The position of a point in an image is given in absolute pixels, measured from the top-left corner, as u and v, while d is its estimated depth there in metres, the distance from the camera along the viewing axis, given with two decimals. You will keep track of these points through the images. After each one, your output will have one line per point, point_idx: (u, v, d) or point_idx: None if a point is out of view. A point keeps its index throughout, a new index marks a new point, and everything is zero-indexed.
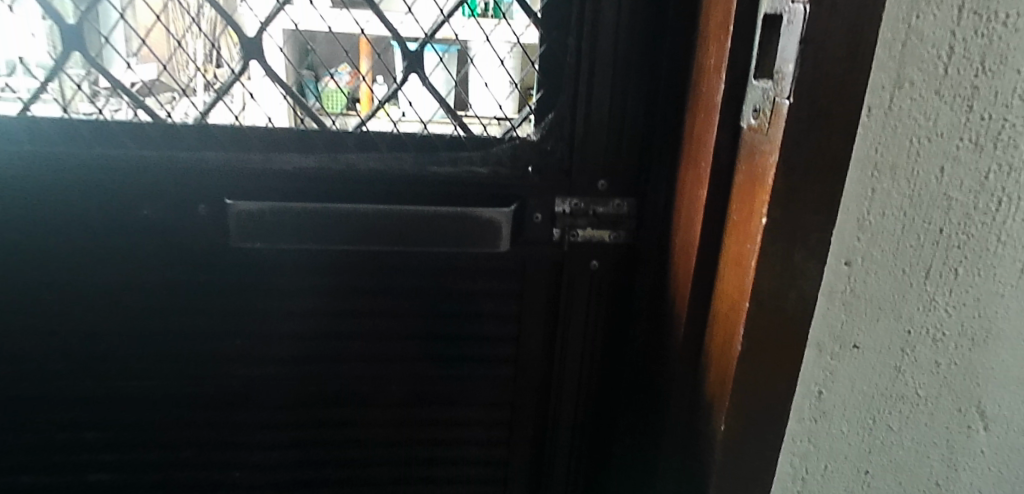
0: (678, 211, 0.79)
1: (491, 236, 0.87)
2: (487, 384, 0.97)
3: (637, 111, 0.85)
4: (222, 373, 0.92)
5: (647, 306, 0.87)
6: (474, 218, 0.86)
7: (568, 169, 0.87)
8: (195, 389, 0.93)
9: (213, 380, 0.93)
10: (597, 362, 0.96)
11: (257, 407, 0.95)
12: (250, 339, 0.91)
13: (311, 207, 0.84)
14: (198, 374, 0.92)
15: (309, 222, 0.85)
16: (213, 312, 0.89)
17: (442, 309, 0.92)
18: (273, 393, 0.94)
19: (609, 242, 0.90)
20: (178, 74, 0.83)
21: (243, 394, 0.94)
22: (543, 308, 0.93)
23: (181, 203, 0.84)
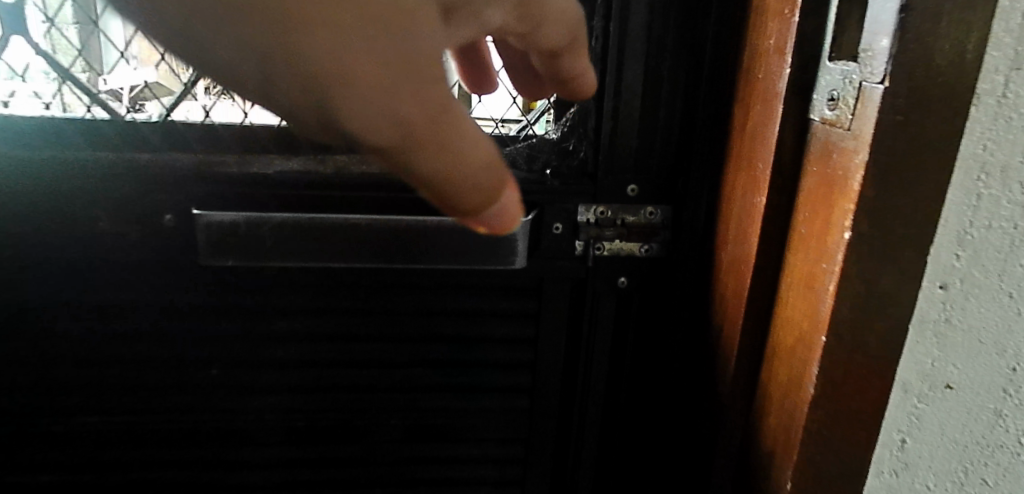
0: (724, 222, 0.67)
1: (505, 251, 0.74)
2: (498, 416, 0.86)
3: (674, 105, 0.73)
4: (199, 406, 0.82)
5: (686, 332, 0.75)
6: (483, 230, 0.73)
7: (592, 172, 0.75)
8: (167, 423, 0.82)
9: (190, 412, 0.82)
10: (625, 395, 0.84)
11: (239, 443, 0.84)
12: (230, 367, 0.81)
13: (292, 218, 0.71)
14: (172, 406, 0.81)
15: (291, 236, 0.72)
16: (188, 335, 0.78)
17: (448, 332, 0.82)
18: (257, 426, 0.83)
19: (640, 256, 0.78)
20: (178, 71, 0.73)
21: (222, 429, 0.83)
22: (563, 331, 0.82)
23: (144, 211, 0.72)
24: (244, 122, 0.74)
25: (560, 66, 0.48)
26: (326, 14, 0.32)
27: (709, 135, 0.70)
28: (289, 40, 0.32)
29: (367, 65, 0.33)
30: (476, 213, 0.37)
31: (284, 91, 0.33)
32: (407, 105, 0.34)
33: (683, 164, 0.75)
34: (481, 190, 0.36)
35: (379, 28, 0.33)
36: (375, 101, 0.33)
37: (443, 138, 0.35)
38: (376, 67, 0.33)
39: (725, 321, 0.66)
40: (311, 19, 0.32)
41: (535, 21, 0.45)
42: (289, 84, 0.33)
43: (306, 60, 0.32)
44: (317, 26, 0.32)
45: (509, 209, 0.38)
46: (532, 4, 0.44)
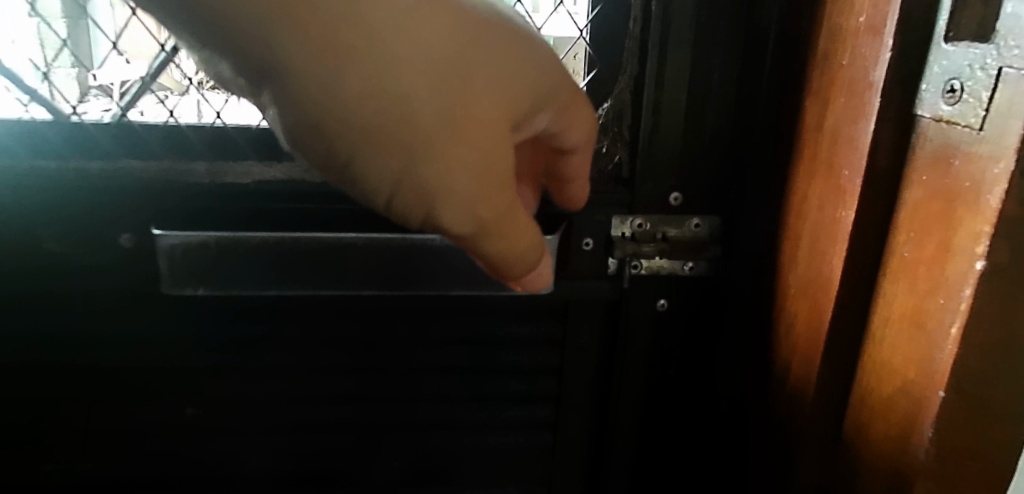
0: (790, 238, 0.56)
1: None
2: (516, 455, 0.75)
3: (723, 98, 0.61)
4: (169, 452, 0.70)
5: (730, 369, 0.66)
6: None
7: (627, 177, 0.64)
8: (140, 472, 0.70)
9: (165, 460, 0.70)
10: (664, 432, 0.73)
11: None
12: (206, 406, 0.69)
13: (268, 236, 0.59)
14: (136, 453, 0.70)
15: (269, 260, 0.60)
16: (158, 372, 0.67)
17: (459, 363, 0.71)
18: (245, 474, 0.72)
19: (684, 275, 0.67)
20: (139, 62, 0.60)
21: (203, 477, 0.72)
22: (591, 361, 0.71)
23: (100, 229, 0.60)
24: (215, 122, 0.61)
25: (569, 170, 0.53)
26: (441, 149, 0.38)
27: (767, 133, 0.59)
28: (411, 171, 0.38)
29: (470, 189, 0.39)
30: (523, 279, 0.48)
31: (401, 202, 0.39)
32: (491, 211, 0.41)
33: (733, 167, 0.63)
34: (534, 265, 0.46)
35: (479, 159, 0.39)
36: (471, 210, 0.40)
37: (515, 235, 0.43)
38: (473, 188, 0.39)
39: (794, 358, 0.55)
40: (429, 155, 0.38)
41: (567, 123, 0.48)
42: (409, 201, 0.39)
43: (422, 186, 0.38)
44: (434, 158, 0.38)
45: (545, 273, 0.49)
46: (571, 107, 0.48)
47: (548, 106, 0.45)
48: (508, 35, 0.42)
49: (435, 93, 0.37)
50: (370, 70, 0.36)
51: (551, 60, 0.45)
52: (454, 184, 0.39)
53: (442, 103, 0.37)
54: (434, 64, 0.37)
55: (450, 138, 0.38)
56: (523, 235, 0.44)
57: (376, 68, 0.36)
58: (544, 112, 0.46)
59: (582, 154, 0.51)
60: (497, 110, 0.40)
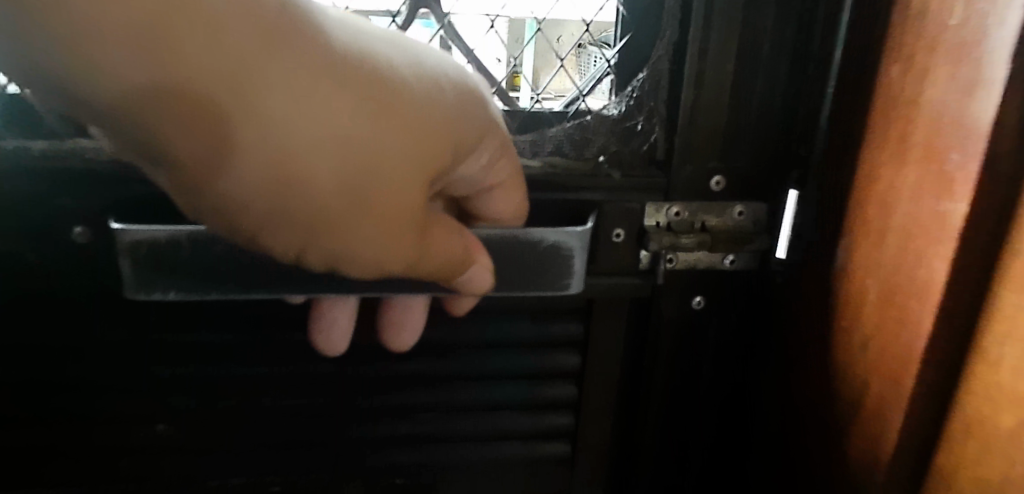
0: (861, 230, 0.48)
1: (556, 274, 0.51)
2: (532, 468, 0.68)
3: (774, 69, 0.53)
4: (138, 475, 0.61)
5: (763, 459, 0.61)
6: (527, 244, 0.50)
7: (664, 159, 0.56)
8: None
9: (136, 485, 0.62)
10: (697, 445, 0.66)
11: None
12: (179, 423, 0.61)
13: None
14: (100, 478, 0.61)
15: (252, 257, 0.47)
16: (124, 385, 0.58)
17: (470, 369, 0.63)
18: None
19: (724, 269, 0.59)
20: None
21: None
22: (616, 363, 0.64)
23: (49, 223, 0.51)
24: None
25: (495, 173, 0.46)
26: (363, 229, 0.37)
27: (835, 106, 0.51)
28: (314, 241, 0.37)
29: (384, 255, 0.39)
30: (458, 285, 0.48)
31: (306, 259, 0.38)
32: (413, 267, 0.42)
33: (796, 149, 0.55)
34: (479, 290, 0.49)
35: (387, 230, 0.38)
36: (385, 270, 0.40)
37: (448, 272, 0.45)
38: (392, 258, 0.40)
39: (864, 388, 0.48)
40: (334, 231, 0.37)
41: (494, 151, 0.45)
42: (313, 259, 0.38)
43: (332, 253, 0.38)
44: (349, 235, 0.37)
45: (483, 277, 0.48)
46: (493, 137, 0.44)
47: (478, 152, 0.43)
48: (429, 98, 0.38)
49: (344, 175, 0.35)
50: (263, 158, 0.33)
51: (470, 104, 0.41)
52: (367, 252, 0.39)
53: (339, 180, 0.35)
54: (342, 146, 0.34)
55: (360, 214, 0.37)
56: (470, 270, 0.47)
57: (266, 148, 0.32)
58: (474, 156, 0.43)
59: (509, 185, 0.47)
60: (418, 177, 0.38)
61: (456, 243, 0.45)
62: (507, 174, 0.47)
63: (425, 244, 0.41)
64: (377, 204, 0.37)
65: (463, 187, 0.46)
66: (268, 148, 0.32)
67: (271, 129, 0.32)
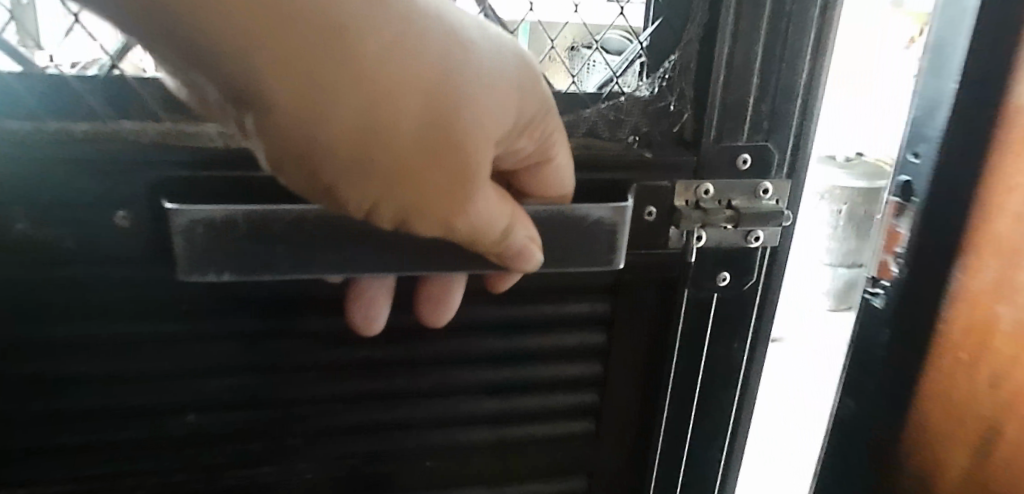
0: (970, 247, 0.46)
1: (600, 250, 0.53)
2: (558, 446, 0.70)
3: (797, 53, 0.56)
4: (169, 466, 0.60)
5: None
6: (574, 221, 0.52)
7: (693, 139, 0.58)
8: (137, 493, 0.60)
9: (164, 476, 0.61)
10: (716, 417, 0.69)
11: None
12: (212, 410, 0.60)
13: (314, 210, 0.47)
14: (131, 471, 0.60)
15: (311, 240, 0.48)
16: (159, 373, 0.58)
17: (499, 350, 0.64)
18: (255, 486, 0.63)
19: (747, 247, 0.62)
20: None
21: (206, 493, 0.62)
22: (643, 339, 0.66)
23: (93, 203, 0.50)
24: None
25: (547, 148, 0.46)
26: (428, 187, 0.37)
27: (940, 100, 0.45)
28: (381, 196, 0.37)
29: (448, 213, 0.39)
30: (510, 259, 0.48)
31: (372, 213, 0.38)
32: (471, 230, 0.42)
33: (903, 153, 0.48)
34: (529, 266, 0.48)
35: (452, 188, 0.38)
36: (445, 228, 0.40)
37: (502, 240, 0.45)
38: (444, 226, 0.40)
39: (951, 385, 0.49)
40: (401, 188, 0.37)
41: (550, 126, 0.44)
42: (379, 214, 0.38)
43: (397, 210, 0.38)
44: (414, 192, 0.37)
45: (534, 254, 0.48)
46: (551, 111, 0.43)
47: (536, 124, 0.43)
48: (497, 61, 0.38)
49: (416, 131, 0.35)
50: (338, 110, 0.32)
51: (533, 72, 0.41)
52: (430, 212, 0.39)
53: (409, 135, 0.35)
54: (424, 115, 0.34)
55: (427, 172, 0.36)
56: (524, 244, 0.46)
57: (341, 100, 0.32)
58: (534, 127, 0.43)
59: (558, 161, 0.47)
60: (485, 140, 0.38)
61: (511, 212, 0.45)
62: (560, 152, 0.47)
63: (486, 210, 0.41)
64: (445, 163, 0.36)
65: (517, 161, 0.46)
66: (342, 100, 0.32)
67: (346, 81, 0.32)
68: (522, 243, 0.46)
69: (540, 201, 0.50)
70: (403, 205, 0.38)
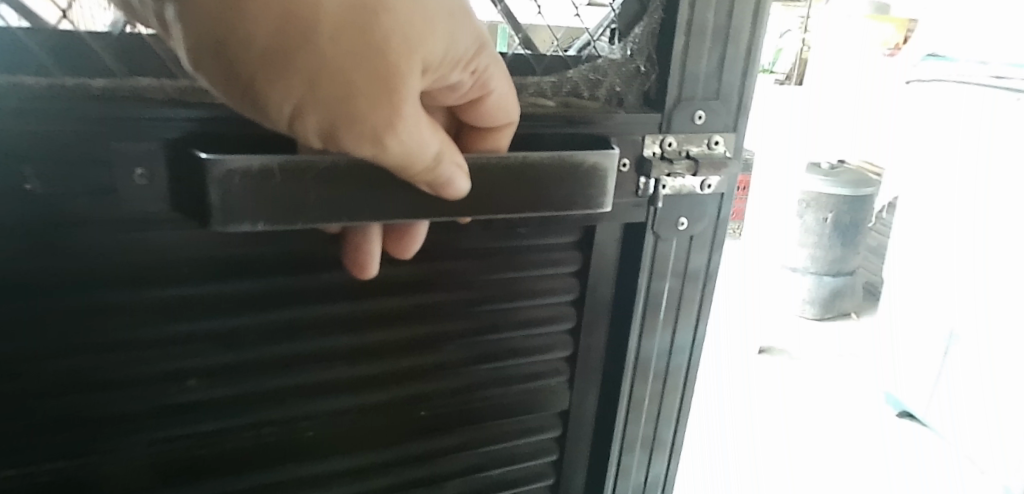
0: None
1: (591, 192, 0.60)
2: (533, 389, 0.74)
3: (742, 23, 0.64)
4: (172, 432, 0.60)
5: None
6: (571, 165, 0.59)
7: (657, 98, 0.65)
8: (140, 461, 0.60)
9: (163, 446, 0.61)
10: (676, 355, 0.76)
11: (229, 477, 0.64)
12: (214, 376, 0.60)
13: (347, 160, 0.50)
14: (133, 441, 0.59)
15: (341, 190, 0.51)
16: (161, 341, 0.57)
17: (477, 300, 0.67)
18: (252, 450, 0.64)
19: (701, 195, 0.70)
20: None
21: (203, 460, 0.63)
22: (611, 283, 0.71)
23: (106, 164, 0.49)
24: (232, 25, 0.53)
25: (485, 87, 0.48)
26: (353, 92, 0.37)
27: None
28: (307, 98, 0.37)
29: (376, 127, 0.39)
30: (434, 185, 0.48)
31: (300, 120, 0.39)
32: (402, 151, 0.41)
33: None
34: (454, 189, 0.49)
35: (377, 97, 0.38)
36: (376, 144, 0.40)
37: (430, 165, 0.45)
38: (374, 143, 0.40)
39: None
40: (329, 90, 0.37)
41: (485, 65, 0.46)
42: (307, 122, 0.39)
43: (325, 117, 0.38)
44: (341, 95, 0.37)
45: (457, 181, 0.49)
46: (485, 48, 0.45)
47: (472, 60, 0.44)
48: None
49: (335, 26, 0.35)
50: None
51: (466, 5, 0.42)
52: (356, 122, 0.39)
53: (329, 31, 0.35)
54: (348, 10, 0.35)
55: (351, 75, 0.37)
56: (449, 171, 0.47)
57: None
58: (468, 65, 0.45)
59: (495, 101, 0.50)
60: (411, 52, 0.38)
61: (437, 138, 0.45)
62: (498, 89, 0.49)
63: (412, 130, 0.41)
64: (368, 68, 0.37)
65: (455, 98, 0.49)
66: None
67: None
68: (450, 171, 0.47)
69: (495, 150, 0.55)
70: (328, 112, 0.38)
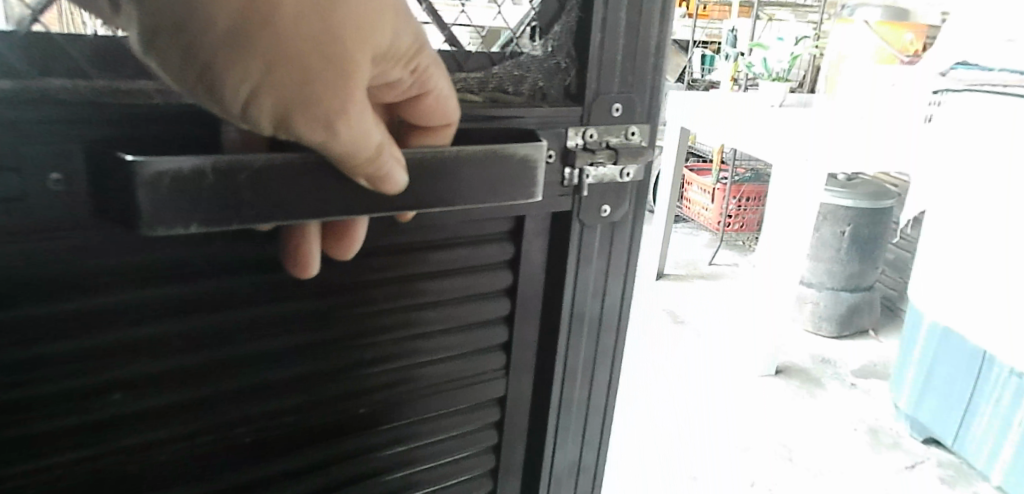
0: None
1: (526, 182, 0.63)
2: (473, 381, 0.76)
3: (652, 19, 0.68)
4: (102, 444, 0.59)
5: None
6: (504, 156, 0.61)
7: (577, 93, 0.68)
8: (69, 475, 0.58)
9: (91, 460, 0.59)
10: (605, 337, 0.80)
11: (161, 489, 0.63)
12: (147, 384, 0.59)
13: (281, 158, 0.51)
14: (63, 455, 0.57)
15: (277, 189, 0.52)
16: (88, 349, 0.56)
17: (411, 296, 0.69)
18: (186, 459, 0.63)
19: (623, 183, 0.73)
20: None
21: (137, 471, 0.61)
22: (540, 272, 0.74)
23: (18, 171, 0.48)
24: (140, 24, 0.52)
25: (421, 85, 0.54)
26: (309, 77, 0.40)
27: None
28: (265, 84, 0.40)
29: (329, 112, 0.42)
30: (378, 180, 0.51)
31: (254, 105, 0.41)
32: (352, 136, 0.45)
33: None
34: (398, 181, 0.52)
35: (332, 81, 0.41)
36: (327, 129, 0.43)
37: (376, 154, 0.48)
38: (324, 127, 0.43)
39: None
40: (288, 75, 0.40)
41: (424, 66, 0.52)
42: (262, 107, 0.41)
43: (280, 101, 0.41)
44: (299, 80, 0.40)
45: (398, 177, 0.51)
46: (424, 51, 0.51)
47: (411, 59, 0.50)
48: None
49: (298, 16, 0.39)
50: None
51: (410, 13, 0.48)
52: (312, 107, 0.42)
53: (292, 21, 0.39)
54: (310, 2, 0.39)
55: (309, 61, 0.40)
56: (393, 163, 0.50)
57: None
58: (408, 65, 0.50)
59: (430, 99, 0.56)
60: (364, 44, 0.42)
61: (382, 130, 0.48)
62: (433, 90, 0.55)
63: (362, 117, 0.44)
64: (325, 56, 0.40)
65: (391, 96, 0.54)
66: None
67: None
68: (389, 164, 0.50)
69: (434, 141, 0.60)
70: (286, 96, 0.41)
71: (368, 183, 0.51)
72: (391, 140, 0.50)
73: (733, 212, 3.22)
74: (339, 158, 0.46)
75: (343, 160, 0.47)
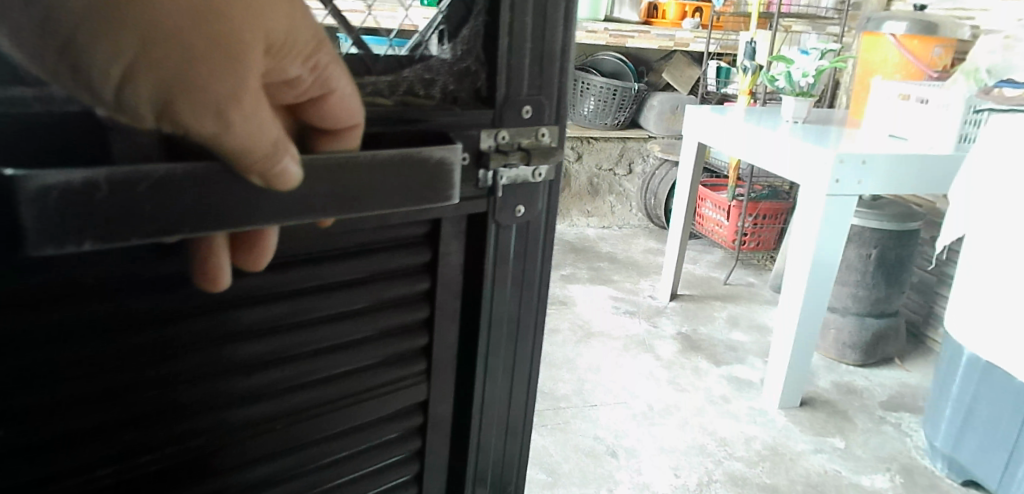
0: None
1: (442, 184, 0.64)
2: (393, 388, 0.77)
3: (556, 21, 0.71)
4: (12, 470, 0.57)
5: None
6: (420, 160, 0.62)
7: (488, 96, 0.70)
8: None
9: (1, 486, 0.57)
10: (524, 335, 0.81)
11: None
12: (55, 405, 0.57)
13: (183, 167, 0.50)
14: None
15: (178, 200, 0.51)
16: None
17: (327, 308, 0.70)
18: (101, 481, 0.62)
19: (535, 182, 0.76)
20: None
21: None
22: (455, 276, 0.76)
23: None
24: None
25: (324, 85, 0.55)
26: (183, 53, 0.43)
27: None
28: (140, 61, 0.43)
29: (209, 91, 0.44)
30: (273, 176, 0.51)
31: (133, 86, 0.44)
32: (238, 120, 0.46)
33: None
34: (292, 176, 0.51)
35: (210, 60, 0.44)
36: (209, 111, 0.45)
37: (267, 146, 0.48)
38: (204, 108, 0.45)
39: None
40: (161, 52, 0.43)
41: (324, 66, 0.54)
42: (140, 86, 0.44)
43: (157, 80, 0.43)
44: (173, 56, 0.43)
45: (293, 171, 0.51)
46: (323, 49, 0.53)
47: (309, 57, 0.52)
48: None
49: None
50: None
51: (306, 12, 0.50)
52: (190, 84, 0.44)
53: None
54: None
55: (182, 38, 0.43)
56: (286, 157, 0.50)
57: None
58: (308, 63, 0.52)
59: (336, 101, 0.56)
60: (246, 28, 0.45)
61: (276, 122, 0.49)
62: (337, 93, 0.56)
63: (247, 102, 0.46)
64: (199, 34, 0.43)
65: (295, 98, 0.54)
66: None
67: None
68: (283, 160, 0.50)
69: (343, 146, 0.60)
70: (163, 75, 0.43)
71: (264, 181, 0.51)
72: (286, 137, 0.51)
73: (750, 228, 3.19)
74: (230, 150, 0.47)
75: (234, 152, 0.47)
